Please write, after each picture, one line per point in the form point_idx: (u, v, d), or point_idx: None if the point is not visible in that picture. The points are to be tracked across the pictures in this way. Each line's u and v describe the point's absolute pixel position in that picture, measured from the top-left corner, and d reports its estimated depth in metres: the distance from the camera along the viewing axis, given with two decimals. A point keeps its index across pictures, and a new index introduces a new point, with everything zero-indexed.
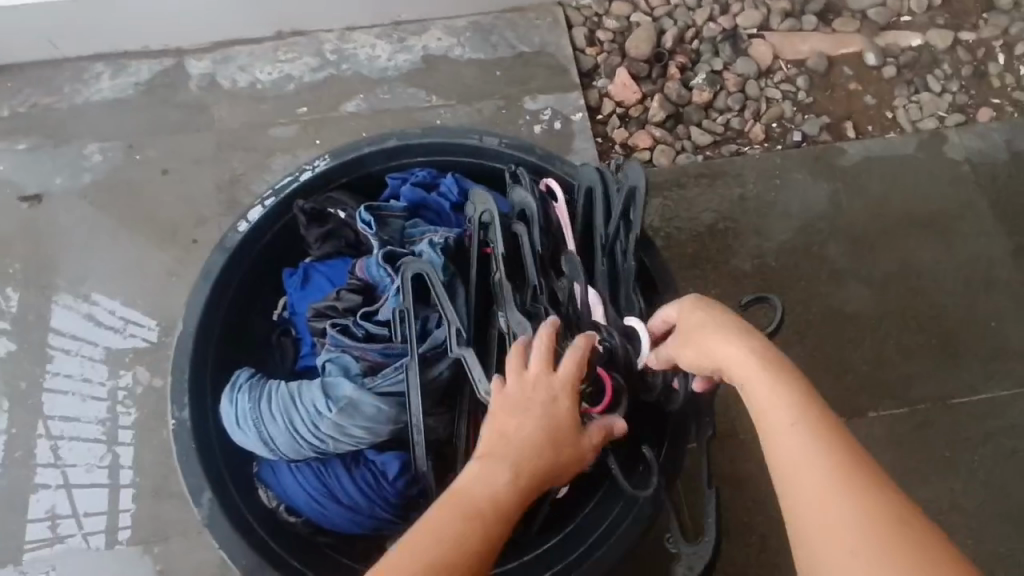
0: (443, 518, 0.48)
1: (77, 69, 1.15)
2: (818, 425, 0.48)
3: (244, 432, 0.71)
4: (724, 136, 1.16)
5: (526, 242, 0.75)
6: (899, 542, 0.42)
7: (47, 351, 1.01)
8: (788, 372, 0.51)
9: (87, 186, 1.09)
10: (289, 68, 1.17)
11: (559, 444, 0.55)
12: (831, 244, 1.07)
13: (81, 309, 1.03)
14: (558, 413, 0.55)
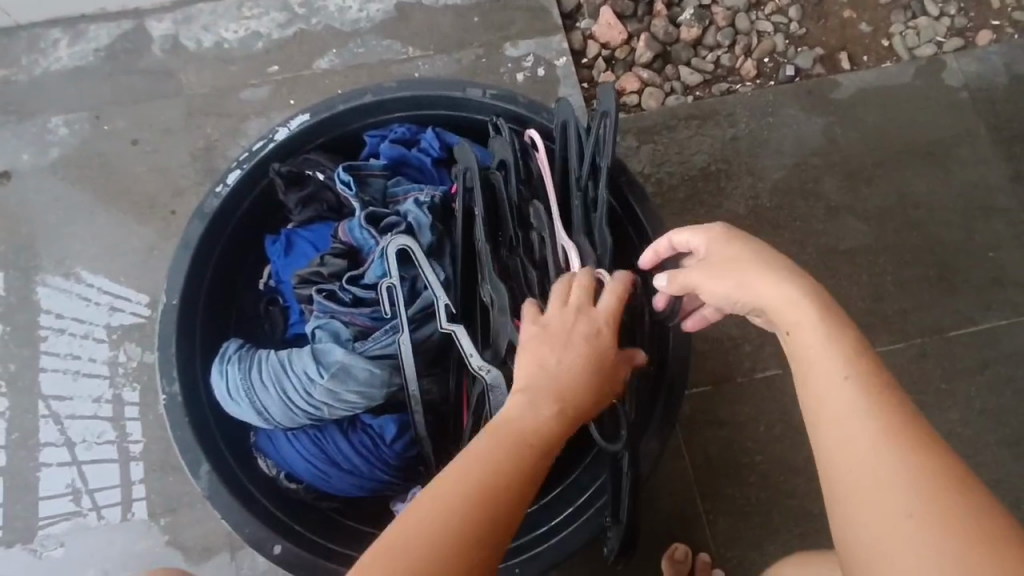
0: (491, 450, 0.46)
1: (32, 38, 1.10)
2: (869, 380, 0.45)
3: (237, 404, 0.70)
4: (715, 74, 1.12)
5: (502, 194, 0.74)
6: (942, 503, 0.39)
7: (34, 333, 1.00)
8: (841, 323, 0.49)
9: (57, 161, 1.05)
10: (255, 25, 1.11)
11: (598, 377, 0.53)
12: (826, 181, 1.05)
13: (64, 288, 1.01)
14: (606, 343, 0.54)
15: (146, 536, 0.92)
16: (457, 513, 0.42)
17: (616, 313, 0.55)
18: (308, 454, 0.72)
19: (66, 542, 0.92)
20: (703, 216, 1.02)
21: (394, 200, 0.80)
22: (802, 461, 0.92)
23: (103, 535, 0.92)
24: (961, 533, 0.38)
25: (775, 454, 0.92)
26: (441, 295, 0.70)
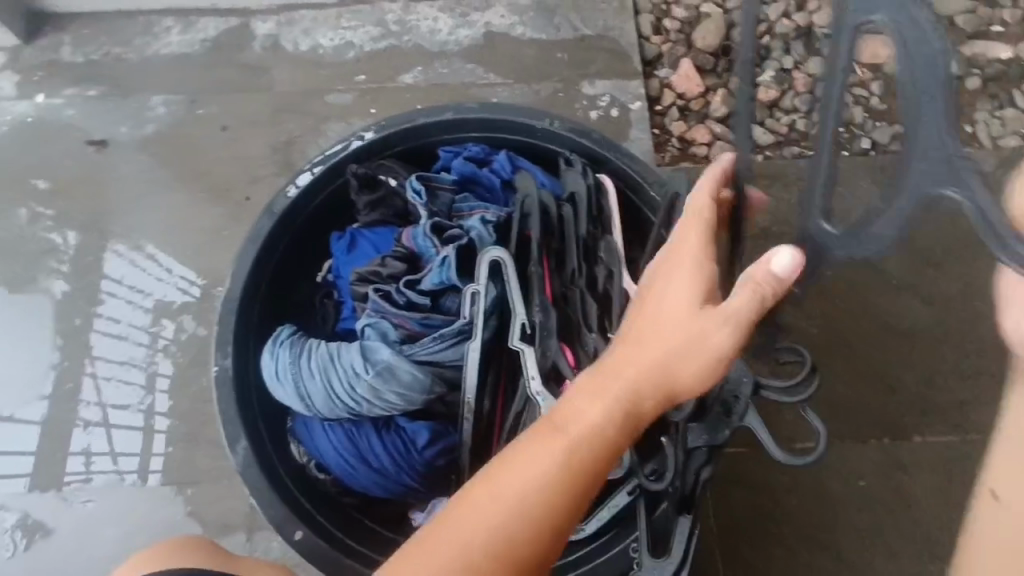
0: (533, 456, 0.52)
1: (148, 23, 1.18)
2: None
3: (283, 386, 0.72)
4: (787, 137, 1.12)
5: (572, 227, 0.77)
6: None
7: (100, 293, 1.04)
8: None
9: (150, 137, 1.12)
10: (351, 36, 1.17)
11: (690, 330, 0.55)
12: (890, 257, 1.03)
13: (135, 255, 1.06)
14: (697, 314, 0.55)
15: (169, 505, 0.94)
16: (494, 531, 0.51)
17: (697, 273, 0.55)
18: (345, 445, 0.73)
19: (95, 497, 0.95)
20: None
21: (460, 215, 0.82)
22: (833, 541, 0.89)
23: (129, 497, 0.94)
24: None
25: (805, 528, 0.89)
26: (519, 312, 0.71)
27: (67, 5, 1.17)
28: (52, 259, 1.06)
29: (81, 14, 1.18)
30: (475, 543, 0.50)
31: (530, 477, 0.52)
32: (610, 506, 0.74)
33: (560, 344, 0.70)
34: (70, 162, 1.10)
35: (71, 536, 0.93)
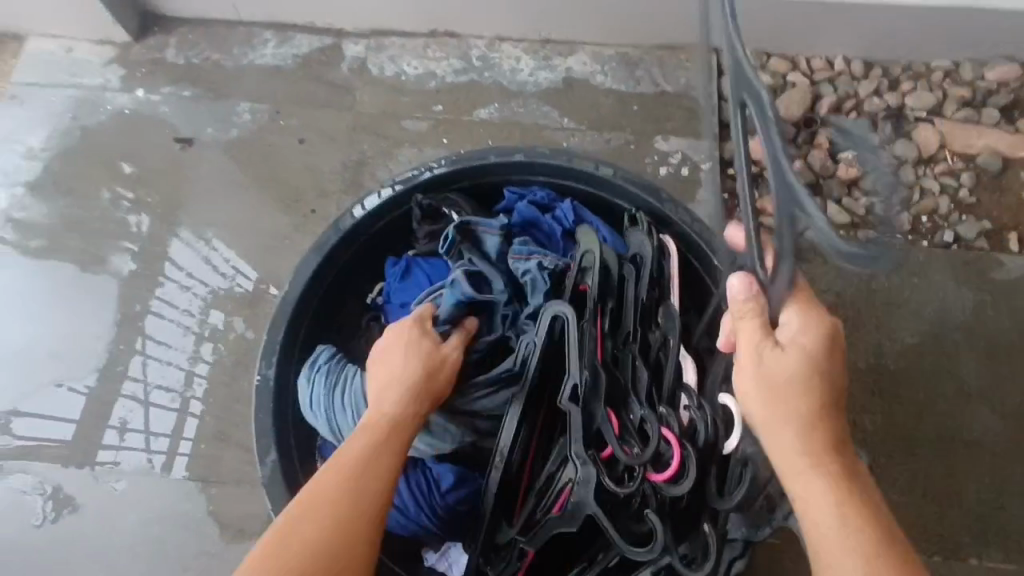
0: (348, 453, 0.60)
1: (248, 33, 1.24)
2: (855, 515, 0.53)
3: (316, 416, 0.74)
4: (864, 220, 1.07)
5: (630, 289, 0.76)
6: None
7: (162, 279, 1.08)
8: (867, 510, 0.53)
9: (233, 141, 1.16)
10: (434, 67, 1.20)
11: (774, 364, 0.58)
12: (963, 359, 0.97)
13: (199, 248, 1.10)
14: (741, 329, 0.62)
15: (195, 500, 0.95)
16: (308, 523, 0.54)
17: (824, 324, 0.59)
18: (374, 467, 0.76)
19: (125, 480, 0.97)
20: None
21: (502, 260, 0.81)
22: None
23: (157, 486, 0.96)
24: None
25: None
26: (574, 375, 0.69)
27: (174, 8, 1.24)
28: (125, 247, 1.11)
29: (188, 18, 1.25)
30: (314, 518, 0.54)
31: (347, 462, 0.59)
32: None
33: (607, 410, 0.69)
34: (156, 154, 1.16)
35: (98, 516, 0.95)
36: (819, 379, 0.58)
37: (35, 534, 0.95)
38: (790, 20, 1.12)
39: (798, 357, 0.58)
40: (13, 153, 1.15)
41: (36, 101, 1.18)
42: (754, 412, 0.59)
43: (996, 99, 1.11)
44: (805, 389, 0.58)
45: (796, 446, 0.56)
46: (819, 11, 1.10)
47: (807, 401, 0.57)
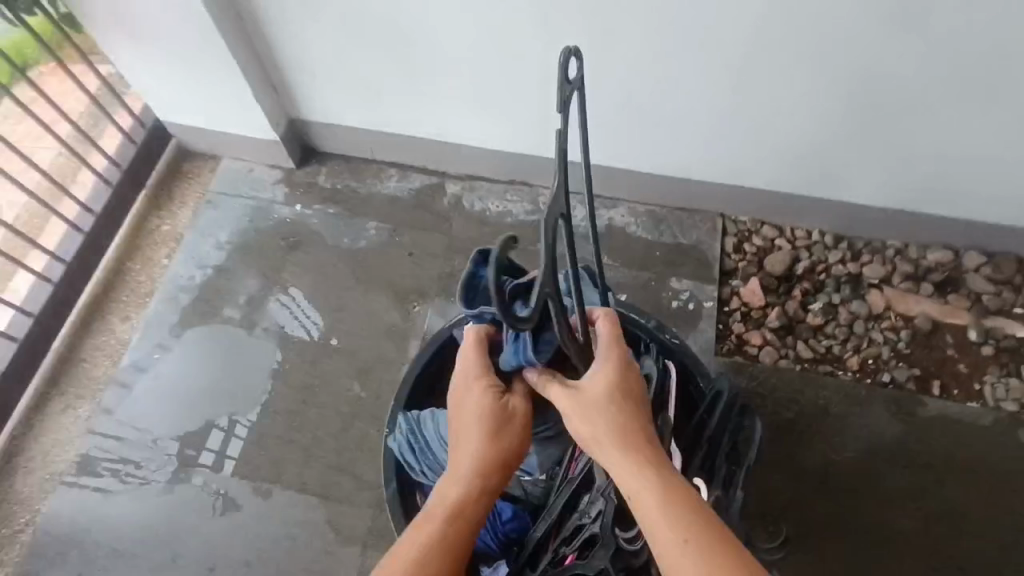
0: (417, 537, 0.78)
1: (377, 170, 1.67)
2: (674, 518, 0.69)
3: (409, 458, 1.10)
4: (824, 356, 1.41)
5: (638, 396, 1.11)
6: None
7: (260, 326, 1.50)
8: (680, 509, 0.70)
9: (362, 250, 1.59)
10: (511, 207, 1.61)
11: (590, 416, 0.79)
12: (889, 474, 1.31)
13: (289, 303, 1.53)
14: (563, 403, 0.82)
15: (320, 513, 1.32)
16: None
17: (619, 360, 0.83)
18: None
19: (272, 493, 1.34)
20: (779, 457, 1.32)
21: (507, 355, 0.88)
22: None
23: (294, 499, 1.33)
24: None
25: None
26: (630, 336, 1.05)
27: (323, 146, 1.67)
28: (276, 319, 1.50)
29: (333, 154, 1.69)
30: None
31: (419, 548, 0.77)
32: None
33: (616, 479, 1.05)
34: (308, 255, 1.59)
35: (251, 517, 1.32)
36: (614, 412, 0.79)
37: (207, 524, 1.32)
38: (779, 203, 1.50)
39: (597, 406, 0.80)
40: (207, 243, 1.59)
41: (227, 207, 1.63)
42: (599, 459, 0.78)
43: (933, 275, 1.46)
44: (610, 423, 0.78)
45: (618, 471, 0.75)
46: (801, 202, 1.48)
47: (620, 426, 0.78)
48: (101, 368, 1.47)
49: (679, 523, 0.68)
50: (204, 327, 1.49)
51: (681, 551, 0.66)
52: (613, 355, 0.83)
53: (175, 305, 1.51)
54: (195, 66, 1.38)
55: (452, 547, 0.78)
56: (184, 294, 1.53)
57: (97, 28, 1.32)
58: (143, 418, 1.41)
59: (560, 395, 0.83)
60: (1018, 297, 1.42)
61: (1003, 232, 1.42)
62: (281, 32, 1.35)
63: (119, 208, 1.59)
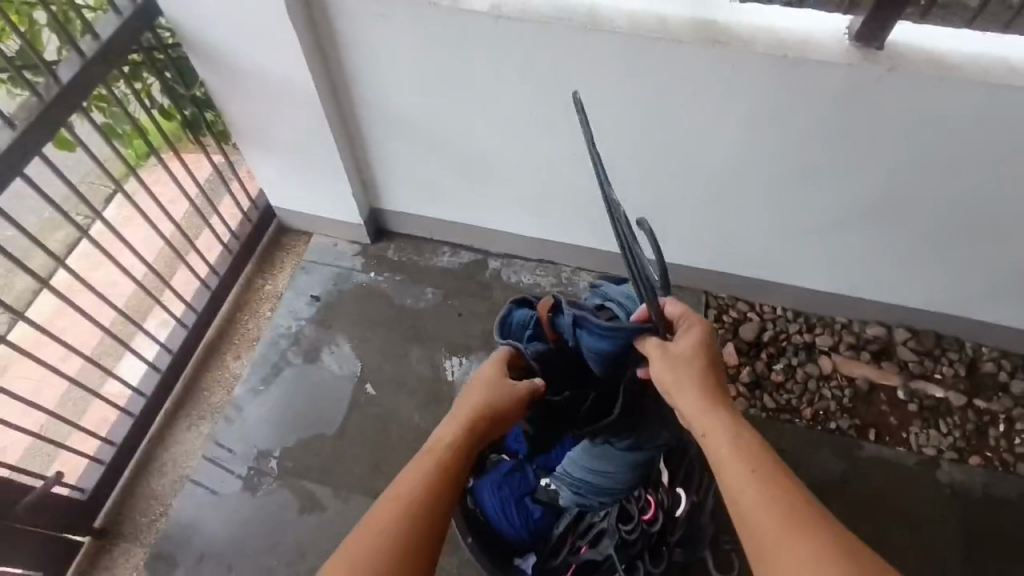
0: (422, 463, 0.94)
1: (432, 248, 2.08)
2: (748, 452, 0.88)
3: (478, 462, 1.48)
4: (784, 407, 1.78)
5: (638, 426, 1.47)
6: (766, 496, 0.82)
7: (321, 361, 1.91)
8: (750, 447, 0.88)
9: (419, 309, 1.98)
10: (540, 280, 2.02)
11: (675, 366, 0.98)
12: (834, 502, 1.66)
13: (341, 343, 1.94)
14: (653, 365, 1.01)
15: None
16: (405, 493, 0.88)
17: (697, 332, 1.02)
18: (502, 496, 1.42)
19: (351, 498, 1.71)
20: None
21: (593, 344, 1.12)
22: None
23: (368, 504, 1.70)
24: (760, 505, 0.82)
25: None
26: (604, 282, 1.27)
27: (391, 226, 2.09)
28: (350, 355, 1.92)
29: (399, 233, 2.11)
30: (410, 494, 0.88)
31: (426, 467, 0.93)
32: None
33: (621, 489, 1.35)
34: (376, 310, 1.98)
35: (334, 516, 1.69)
36: (698, 369, 0.98)
37: (300, 520, 1.69)
38: (752, 285, 1.88)
39: (684, 362, 0.99)
40: (301, 300, 2.00)
41: (318, 273, 2.04)
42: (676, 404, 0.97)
43: (872, 346, 1.85)
44: (693, 374, 0.97)
45: (695, 410, 0.94)
46: (771, 285, 1.85)
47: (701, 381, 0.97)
48: (218, 396, 1.89)
49: (746, 458, 0.87)
50: (297, 367, 1.90)
51: (746, 475, 0.85)
52: (689, 330, 1.02)
53: (275, 348, 1.93)
54: (310, 168, 1.85)
55: (450, 464, 0.94)
56: (281, 340, 1.94)
57: (244, 144, 1.80)
58: (249, 435, 1.81)
59: (654, 354, 1.02)
60: (936, 366, 1.82)
61: (927, 315, 1.80)
62: (376, 146, 1.80)
63: (235, 270, 2.01)
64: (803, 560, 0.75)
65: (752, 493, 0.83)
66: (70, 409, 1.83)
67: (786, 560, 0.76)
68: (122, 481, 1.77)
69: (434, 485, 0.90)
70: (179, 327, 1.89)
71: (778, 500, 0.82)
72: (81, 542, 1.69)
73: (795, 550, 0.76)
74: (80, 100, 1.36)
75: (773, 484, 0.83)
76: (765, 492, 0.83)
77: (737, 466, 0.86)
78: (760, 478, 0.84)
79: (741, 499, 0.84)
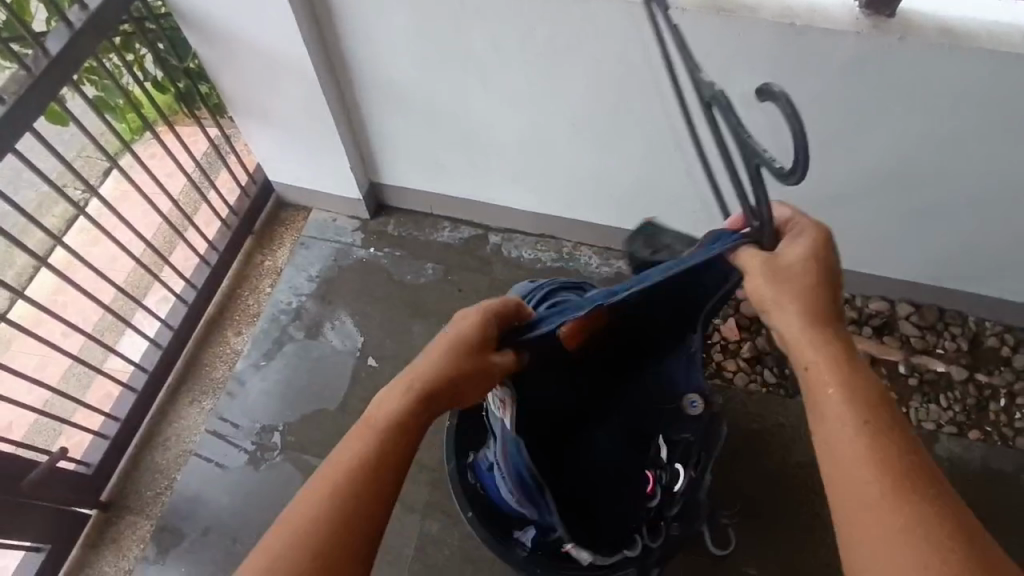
0: (350, 444, 0.89)
1: (433, 223, 2.06)
2: (858, 397, 0.79)
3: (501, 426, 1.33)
4: (784, 381, 1.77)
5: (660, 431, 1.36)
6: (874, 449, 0.75)
7: (323, 337, 1.91)
8: (860, 391, 0.80)
9: (419, 284, 1.97)
10: (541, 255, 2.00)
11: (779, 282, 0.87)
12: None
13: (342, 319, 1.93)
14: (760, 277, 0.89)
15: None
16: (332, 478, 0.85)
17: (812, 243, 0.89)
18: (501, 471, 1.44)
19: None
20: (746, 459, 1.68)
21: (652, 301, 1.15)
22: None
23: None
24: (864, 458, 0.75)
25: None
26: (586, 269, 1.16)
27: (390, 201, 2.07)
28: (351, 331, 1.91)
29: (398, 207, 2.08)
30: (332, 480, 0.84)
31: (355, 449, 0.88)
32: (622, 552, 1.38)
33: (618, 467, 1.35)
34: (376, 286, 1.97)
35: None
36: (813, 293, 0.87)
37: None
38: None
39: (800, 284, 0.87)
40: (301, 275, 1.99)
41: (318, 249, 2.03)
42: (779, 327, 0.87)
43: (874, 321, 1.84)
44: (805, 299, 0.86)
45: (802, 338, 0.85)
46: None
47: (810, 306, 0.86)
48: (220, 371, 1.90)
49: (858, 409, 0.78)
50: (298, 343, 1.90)
51: (853, 427, 0.77)
52: (804, 243, 0.89)
53: (275, 324, 1.93)
54: (307, 141, 1.82)
55: (380, 440, 0.89)
56: (281, 316, 1.94)
57: (240, 118, 1.78)
58: (252, 410, 1.82)
59: (755, 266, 0.90)
60: (938, 341, 1.81)
61: (931, 290, 1.79)
62: (374, 118, 1.77)
63: (235, 246, 2.00)
64: (901, 528, 0.69)
65: (858, 450, 0.75)
66: (74, 384, 1.85)
67: (876, 523, 0.71)
68: (128, 455, 1.79)
69: (362, 468, 0.86)
70: (179, 303, 1.89)
71: (886, 463, 0.74)
72: (89, 514, 1.72)
73: (888, 514, 0.71)
74: (70, 73, 1.34)
75: (883, 442, 0.75)
76: (873, 443, 0.75)
77: (843, 414, 0.78)
78: (869, 433, 0.76)
79: (841, 449, 0.77)
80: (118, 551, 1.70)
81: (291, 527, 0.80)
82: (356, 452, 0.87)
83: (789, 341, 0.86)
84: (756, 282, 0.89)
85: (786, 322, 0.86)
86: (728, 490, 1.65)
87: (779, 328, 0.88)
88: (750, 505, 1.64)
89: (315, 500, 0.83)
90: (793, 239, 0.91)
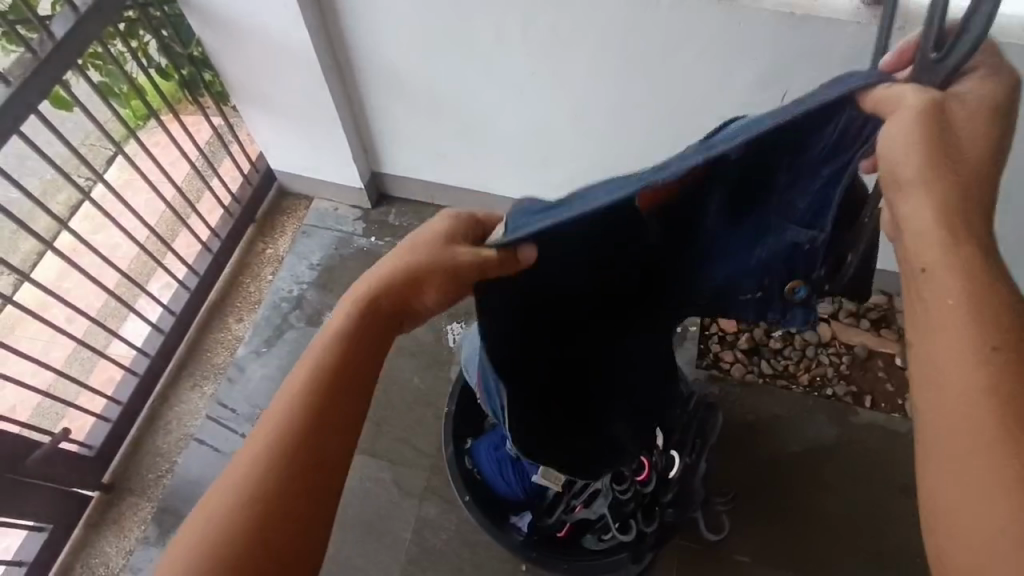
0: (295, 376, 0.82)
1: (434, 213, 2.07)
2: (983, 310, 0.59)
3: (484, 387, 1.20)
4: (780, 372, 1.78)
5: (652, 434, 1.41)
6: (988, 376, 0.58)
7: (324, 325, 1.92)
8: (987, 305, 0.60)
9: None
10: None
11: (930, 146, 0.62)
12: (827, 466, 1.68)
13: None
14: (904, 124, 0.62)
15: (384, 474, 1.70)
16: (281, 416, 0.78)
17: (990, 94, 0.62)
18: (499, 457, 1.45)
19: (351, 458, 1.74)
20: (741, 449, 1.70)
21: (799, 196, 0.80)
22: None
23: (365, 463, 1.72)
24: (972, 383, 0.58)
25: None
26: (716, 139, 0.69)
27: (391, 191, 2.08)
28: None
29: (400, 197, 2.10)
30: (279, 418, 0.78)
31: (300, 379, 0.81)
32: (618, 536, 1.39)
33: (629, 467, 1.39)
34: None
35: None
36: (975, 178, 0.62)
37: None
38: None
39: (966, 164, 0.62)
40: (302, 263, 2.01)
41: (319, 237, 2.04)
42: (903, 210, 0.64)
43: (871, 314, 1.84)
44: (959, 173, 0.62)
45: (932, 224, 0.62)
46: None
47: (959, 179, 0.62)
48: (221, 356, 1.92)
49: (980, 326, 0.59)
50: (299, 330, 1.92)
51: (967, 350, 0.59)
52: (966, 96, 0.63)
53: (276, 312, 1.94)
54: (308, 128, 1.83)
55: (337, 368, 0.82)
56: (283, 303, 1.95)
57: (243, 105, 1.79)
58: (252, 396, 1.83)
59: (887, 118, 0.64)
60: None
61: None
62: (375, 105, 1.77)
63: (237, 233, 2.02)
64: (976, 476, 0.56)
65: (963, 377, 0.58)
66: (77, 368, 1.87)
67: (950, 462, 0.58)
68: (129, 438, 1.81)
69: (315, 398, 0.79)
70: (181, 289, 1.91)
71: (998, 401, 0.57)
72: (91, 495, 1.74)
73: (989, 470, 0.56)
74: (75, 57, 1.35)
75: (1010, 374, 0.58)
76: (988, 374, 0.58)
77: (962, 336, 0.59)
78: (996, 363, 0.58)
79: (945, 385, 0.59)
80: (119, 532, 1.72)
81: (234, 483, 0.74)
82: (302, 383, 0.80)
83: (911, 232, 0.64)
84: (898, 126, 0.62)
85: (913, 208, 0.63)
86: (722, 479, 1.66)
87: (901, 214, 0.65)
88: (745, 494, 1.65)
89: (258, 449, 0.76)
90: (978, 89, 0.62)
